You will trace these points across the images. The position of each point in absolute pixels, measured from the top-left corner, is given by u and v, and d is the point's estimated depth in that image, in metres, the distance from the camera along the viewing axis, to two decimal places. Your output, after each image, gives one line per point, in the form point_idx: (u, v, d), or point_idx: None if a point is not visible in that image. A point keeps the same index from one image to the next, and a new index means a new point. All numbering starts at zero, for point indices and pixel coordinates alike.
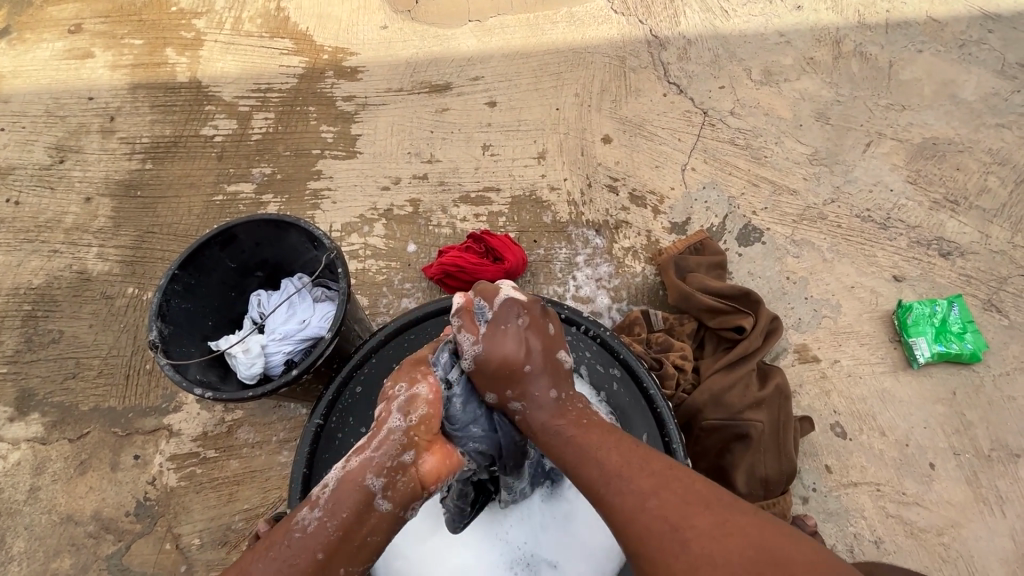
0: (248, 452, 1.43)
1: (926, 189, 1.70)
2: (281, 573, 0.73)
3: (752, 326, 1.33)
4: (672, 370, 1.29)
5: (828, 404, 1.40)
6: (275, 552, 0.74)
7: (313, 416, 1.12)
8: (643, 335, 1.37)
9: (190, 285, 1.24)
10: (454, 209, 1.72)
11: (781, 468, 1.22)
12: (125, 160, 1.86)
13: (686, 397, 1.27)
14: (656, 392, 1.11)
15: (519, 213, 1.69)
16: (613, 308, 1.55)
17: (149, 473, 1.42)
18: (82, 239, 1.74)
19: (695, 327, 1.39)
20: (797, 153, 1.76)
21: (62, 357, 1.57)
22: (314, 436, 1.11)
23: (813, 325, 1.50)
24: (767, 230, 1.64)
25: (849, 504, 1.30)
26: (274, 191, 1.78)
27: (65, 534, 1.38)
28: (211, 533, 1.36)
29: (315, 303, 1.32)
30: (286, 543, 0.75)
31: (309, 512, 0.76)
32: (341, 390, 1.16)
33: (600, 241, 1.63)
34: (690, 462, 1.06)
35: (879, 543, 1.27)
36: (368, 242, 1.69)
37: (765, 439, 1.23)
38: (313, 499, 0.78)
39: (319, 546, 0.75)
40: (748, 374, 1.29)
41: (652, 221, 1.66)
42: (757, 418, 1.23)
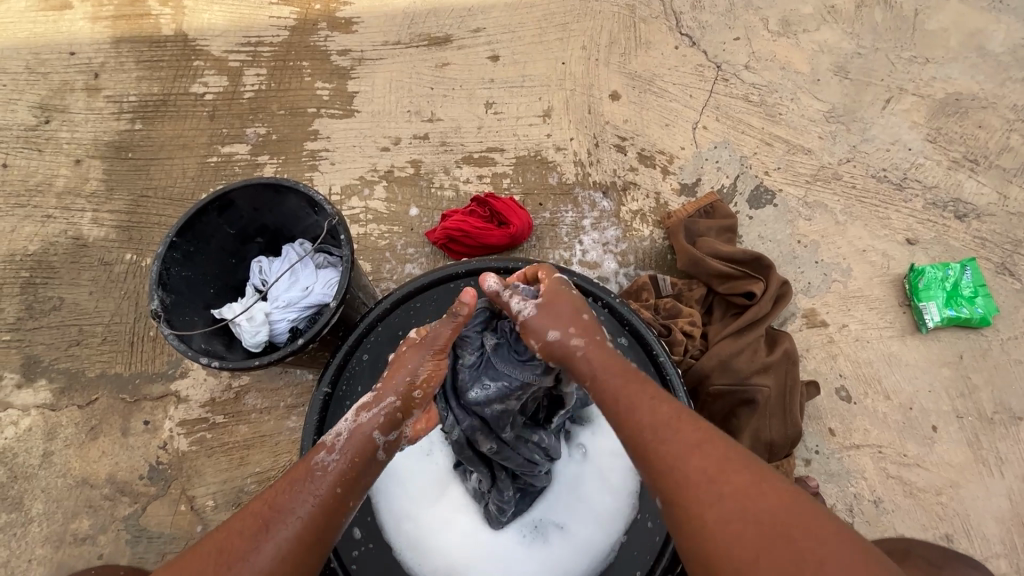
0: (257, 417, 1.44)
1: (945, 147, 1.64)
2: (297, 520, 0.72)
3: (762, 291, 1.28)
4: (680, 336, 1.25)
5: (834, 367, 1.40)
6: (299, 487, 0.74)
7: (321, 383, 1.12)
8: (651, 301, 1.33)
9: (189, 253, 1.20)
10: (457, 170, 1.67)
11: (786, 432, 1.23)
12: (113, 120, 1.79)
13: (694, 363, 1.23)
14: (666, 359, 1.11)
15: (524, 174, 1.64)
16: (620, 272, 1.51)
17: (159, 438, 1.44)
18: (75, 203, 1.69)
19: (704, 293, 1.33)
20: (813, 110, 1.69)
21: (64, 324, 1.56)
22: (322, 404, 1.11)
23: (823, 289, 1.48)
24: (779, 192, 1.59)
25: (851, 466, 1.32)
26: (270, 152, 1.72)
27: (81, 497, 1.40)
28: (225, 495, 1.39)
29: (317, 269, 1.30)
30: (308, 481, 0.75)
31: (327, 454, 0.78)
32: (348, 358, 1.15)
33: (607, 203, 1.59)
34: None
35: (878, 503, 1.29)
36: (369, 205, 1.64)
37: (771, 403, 1.24)
38: (329, 444, 0.79)
39: (337, 482, 0.76)
40: (756, 339, 1.26)
41: (661, 183, 1.61)
42: (764, 383, 1.23)
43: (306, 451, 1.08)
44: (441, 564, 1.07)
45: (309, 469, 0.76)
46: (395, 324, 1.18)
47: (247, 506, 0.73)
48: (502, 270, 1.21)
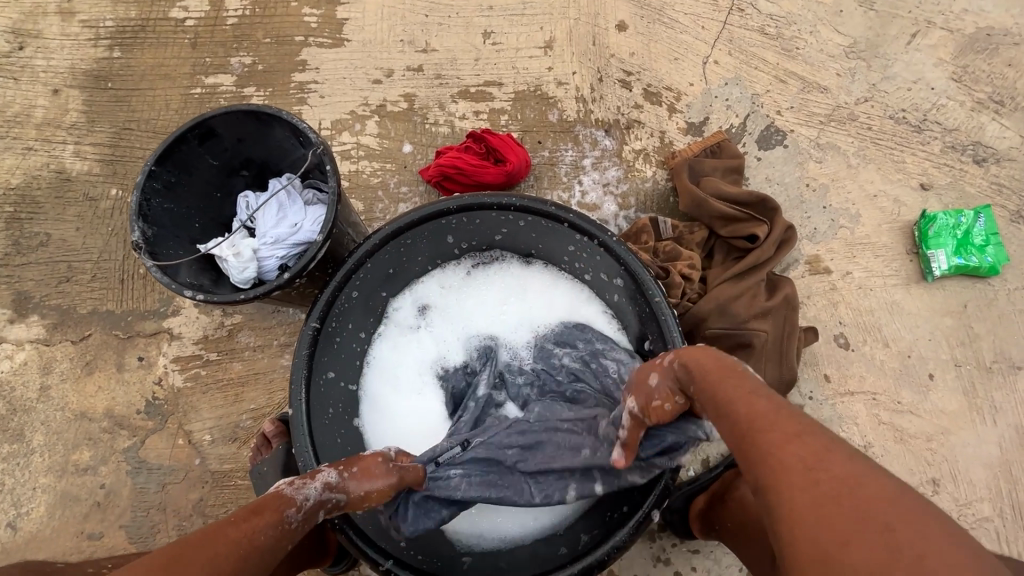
0: (251, 355, 1.44)
1: (971, 87, 1.54)
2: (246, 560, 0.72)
3: (765, 235, 1.23)
4: (678, 279, 1.21)
5: (834, 315, 1.38)
6: (259, 530, 0.76)
7: (309, 319, 1.06)
8: (650, 244, 1.29)
9: (170, 184, 1.15)
10: (452, 105, 1.58)
11: (780, 376, 1.22)
12: (90, 47, 1.69)
13: (691, 306, 1.21)
14: (662, 301, 1.04)
15: (522, 110, 1.56)
16: (620, 215, 1.46)
17: (154, 374, 1.44)
18: (55, 135, 1.63)
19: (705, 236, 1.29)
20: (833, 44, 1.58)
21: (53, 260, 1.53)
22: (311, 340, 1.05)
23: (829, 235, 1.44)
24: (790, 132, 1.52)
25: (843, 411, 1.32)
26: (256, 83, 1.63)
27: (81, 429, 1.42)
28: (221, 430, 1.40)
29: (305, 206, 1.26)
30: (268, 529, 0.77)
31: (295, 513, 0.81)
32: (336, 294, 1.09)
33: (609, 142, 1.52)
34: None
35: (867, 448, 1.29)
36: (361, 141, 1.58)
37: (768, 347, 1.22)
38: (297, 502, 0.82)
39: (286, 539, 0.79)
40: (756, 284, 1.23)
41: (666, 121, 1.53)
42: (762, 328, 1.21)
43: (296, 387, 1.03)
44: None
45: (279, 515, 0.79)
46: (386, 261, 1.14)
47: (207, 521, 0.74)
48: (495, 207, 1.11)
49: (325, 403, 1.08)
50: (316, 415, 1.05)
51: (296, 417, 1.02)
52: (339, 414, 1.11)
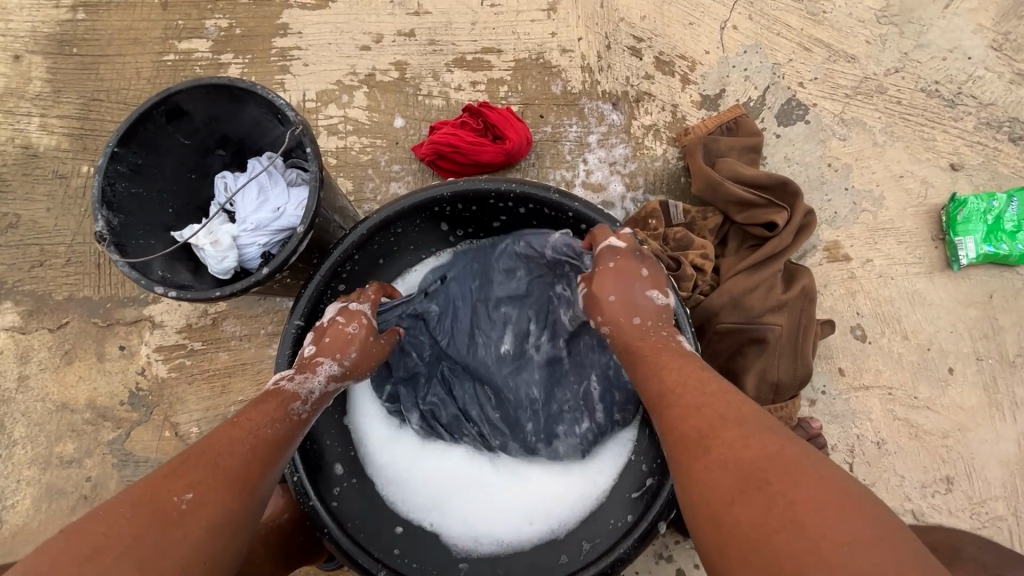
0: (237, 345, 1.37)
1: (1011, 57, 1.42)
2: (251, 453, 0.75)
3: (784, 222, 1.14)
4: (690, 271, 1.11)
5: (852, 305, 1.31)
6: (262, 422, 0.78)
7: (292, 316, 0.98)
8: (659, 229, 1.21)
9: (137, 166, 1.05)
10: (447, 75, 1.46)
11: (795, 373, 1.16)
12: (51, 7, 1.55)
13: (703, 300, 1.13)
14: (677, 301, 0.96)
15: (523, 81, 1.44)
16: (627, 197, 1.36)
17: (137, 364, 1.38)
18: (19, 106, 1.51)
19: (719, 221, 1.20)
20: (864, 8, 1.45)
21: (24, 243, 1.44)
22: (296, 339, 0.99)
23: (850, 219, 1.34)
24: (813, 106, 1.40)
25: (857, 407, 1.26)
26: (234, 49, 1.50)
27: (63, 421, 1.37)
28: (209, 422, 1.35)
29: (288, 189, 1.17)
30: (273, 420, 0.80)
31: (302, 405, 0.84)
32: (322, 289, 1.01)
33: (617, 117, 1.40)
34: None
35: (880, 445, 1.24)
36: (349, 114, 1.46)
37: (782, 342, 1.15)
38: (302, 395, 0.84)
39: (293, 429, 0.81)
40: (773, 276, 1.15)
41: (679, 93, 1.41)
42: (776, 322, 1.14)
43: None
44: (422, 498, 1.05)
45: (284, 411, 0.81)
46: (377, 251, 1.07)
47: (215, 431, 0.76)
48: (492, 194, 1.02)
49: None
50: None
51: None
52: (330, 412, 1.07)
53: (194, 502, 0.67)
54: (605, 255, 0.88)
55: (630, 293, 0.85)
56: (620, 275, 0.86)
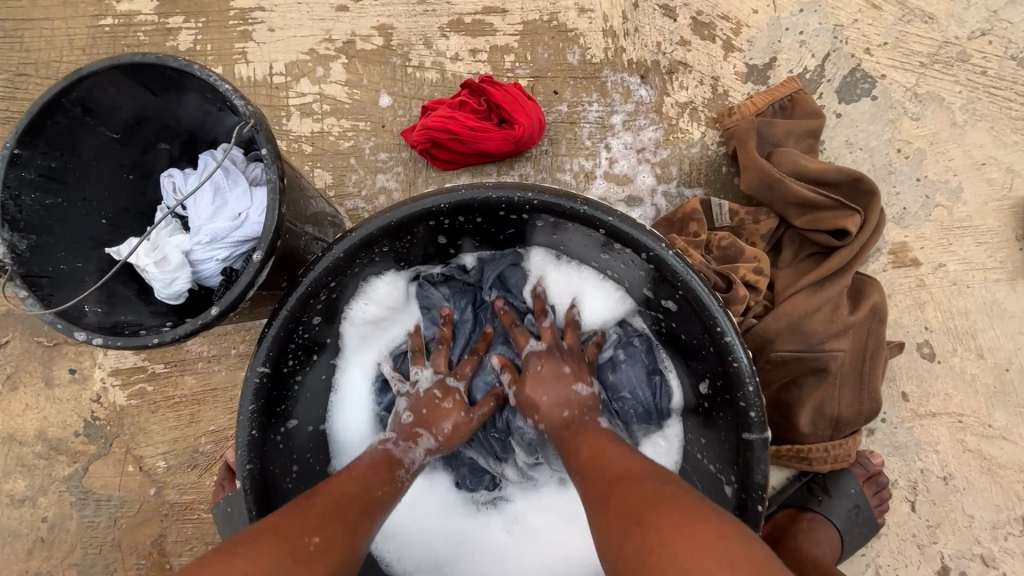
0: (205, 367, 1.18)
1: None
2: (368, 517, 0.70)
3: (856, 229, 0.94)
4: (743, 292, 0.92)
5: (920, 318, 1.12)
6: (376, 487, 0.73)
7: (255, 364, 0.76)
8: (701, 235, 1.00)
9: (51, 170, 0.84)
10: (441, 42, 1.22)
11: (859, 407, 0.98)
12: None
13: (756, 325, 0.94)
14: (735, 342, 0.72)
15: (533, 48, 1.19)
16: (658, 191, 1.15)
17: (91, 390, 1.20)
18: None
19: (773, 226, 0.99)
20: None
21: None
22: (259, 391, 0.77)
23: (921, 216, 1.14)
24: (882, 78, 1.17)
25: (922, 437, 1.09)
26: (184, 11, 1.25)
27: (11, 455, 1.20)
28: (177, 456, 1.18)
29: (251, 189, 0.96)
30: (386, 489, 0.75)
31: (407, 473, 0.78)
32: (292, 327, 0.79)
33: (646, 92, 1.17)
34: (768, 436, 0.72)
35: (947, 480, 1.08)
36: (325, 90, 1.23)
37: (846, 371, 0.97)
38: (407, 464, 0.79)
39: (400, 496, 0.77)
40: (840, 293, 0.95)
41: (721, 63, 1.17)
42: (841, 348, 0.95)
43: (241, 455, 0.76)
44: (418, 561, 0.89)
45: (390, 475, 0.76)
46: (359, 273, 0.85)
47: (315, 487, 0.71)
48: (502, 203, 0.79)
49: (284, 463, 0.83)
50: (272, 483, 0.80)
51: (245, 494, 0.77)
52: (306, 468, 0.87)
53: (323, 544, 0.62)
54: (529, 361, 0.83)
55: (562, 391, 0.79)
56: (548, 377, 0.80)
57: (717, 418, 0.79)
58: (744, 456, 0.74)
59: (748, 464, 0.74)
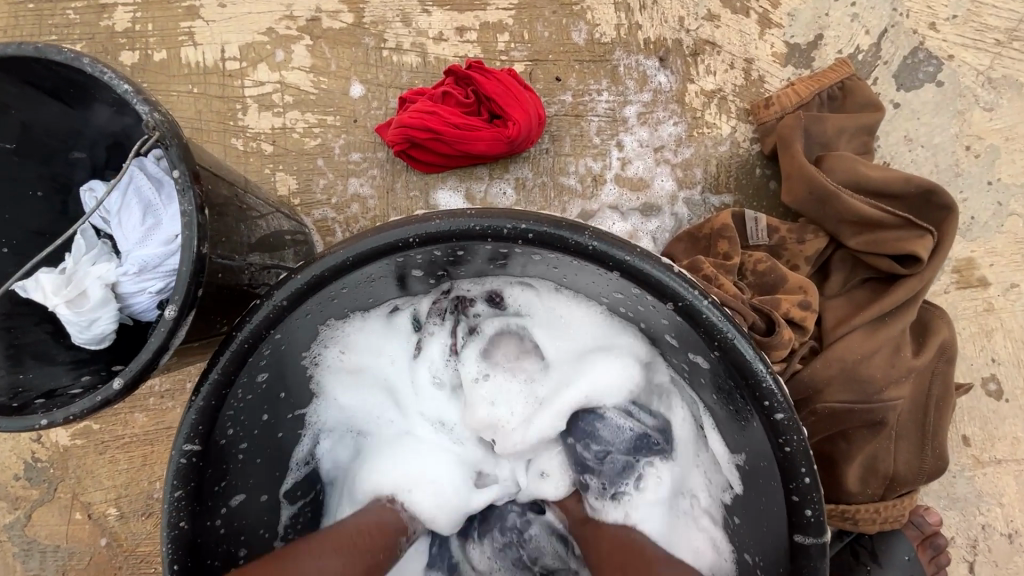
0: (157, 404, 1.04)
1: None
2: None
3: (926, 254, 0.76)
4: (787, 334, 0.75)
5: (986, 349, 0.95)
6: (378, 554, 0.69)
7: (178, 442, 0.62)
8: (735, 256, 0.83)
9: None
10: (421, 17, 1.02)
11: (919, 464, 0.82)
12: None
13: (801, 372, 0.78)
14: (788, 420, 0.58)
15: (531, 25, 1.00)
16: (680, 198, 0.97)
17: (31, 428, 1.06)
18: None
19: (822, 247, 0.82)
20: None
21: None
22: (187, 474, 0.63)
23: (992, 227, 0.96)
24: (950, 59, 0.97)
25: (984, 488, 0.94)
26: None
27: None
28: (130, 503, 1.05)
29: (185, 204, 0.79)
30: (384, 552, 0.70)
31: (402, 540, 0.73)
32: (226, 393, 0.64)
33: (666, 78, 0.98)
34: (828, 539, 0.59)
35: (1013, 538, 0.93)
36: (286, 79, 1.04)
37: (904, 422, 0.82)
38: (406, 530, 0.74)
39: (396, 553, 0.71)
40: (902, 331, 0.78)
41: (756, 42, 0.98)
42: (901, 397, 0.79)
43: (168, 550, 0.62)
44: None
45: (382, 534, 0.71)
46: (308, 321, 0.67)
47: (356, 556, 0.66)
48: (485, 236, 0.61)
49: (226, 552, 0.69)
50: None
51: None
52: (256, 551, 0.73)
53: None
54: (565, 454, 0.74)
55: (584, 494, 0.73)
56: None
57: (757, 498, 0.64)
58: (793, 556, 0.61)
59: (797, 569, 0.61)
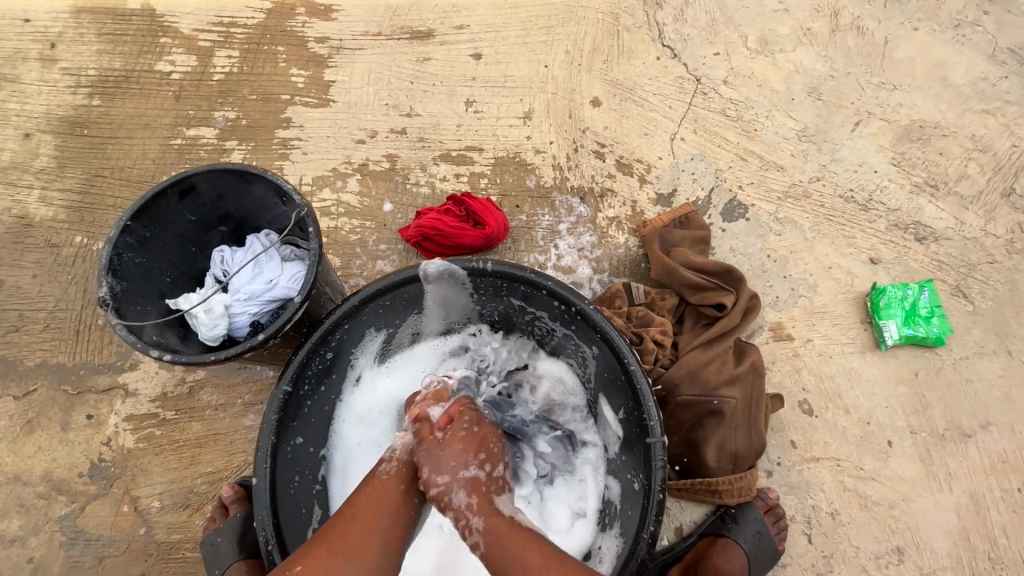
0: (211, 414, 1.37)
1: (909, 172, 1.69)
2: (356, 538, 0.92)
3: (731, 304, 1.31)
4: (651, 345, 1.26)
5: (797, 381, 1.43)
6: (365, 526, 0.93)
7: (281, 382, 1.02)
8: (623, 309, 1.34)
9: (144, 238, 1.13)
10: (433, 167, 1.63)
11: (751, 444, 1.24)
12: (69, 94, 1.70)
13: (663, 372, 1.26)
14: (637, 369, 1.04)
15: (502, 174, 1.62)
16: (594, 279, 1.51)
17: (103, 434, 1.35)
18: (22, 179, 1.60)
19: (676, 302, 1.35)
20: (787, 128, 1.73)
21: (3, 308, 1.46)
22: (281, 404, 1.01)
23: (790, 303, 1.51)
24: (752, 206, 1.62)
25: (810, 478, 1.34)
26: (239, 137, 1.66)
27: (13, 495, 1.31)
28: (171, 496, 1.31)
29: (283, 262, 1.25)
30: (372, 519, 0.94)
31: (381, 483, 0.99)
32: (311, 356, 1.06)
33: (584, 209, 1.58)
34: (666, 438, 1.01)
35: (835, 515, 1.32)
36: (342, 198, 1.60)
37: (738, 415, 1.25)
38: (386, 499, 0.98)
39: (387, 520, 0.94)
40: (724, 351, 1.28)
41: (638, 191, 1.62)
42: (730, 395, 1.24)
43: (260, 453, 0.98)
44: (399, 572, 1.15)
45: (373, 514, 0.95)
46: (364, 323, 1.13)
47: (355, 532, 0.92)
48: (472, 271, 1.12)
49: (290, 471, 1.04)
50: (279, 486, 1.01)
51: (258, 488, 0.97)
52: (303, 482, 1.08)
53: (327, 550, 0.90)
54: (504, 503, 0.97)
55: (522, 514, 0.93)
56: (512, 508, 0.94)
57: (629, 427, 1.08)
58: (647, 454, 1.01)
59: (651, 464, 1.01)
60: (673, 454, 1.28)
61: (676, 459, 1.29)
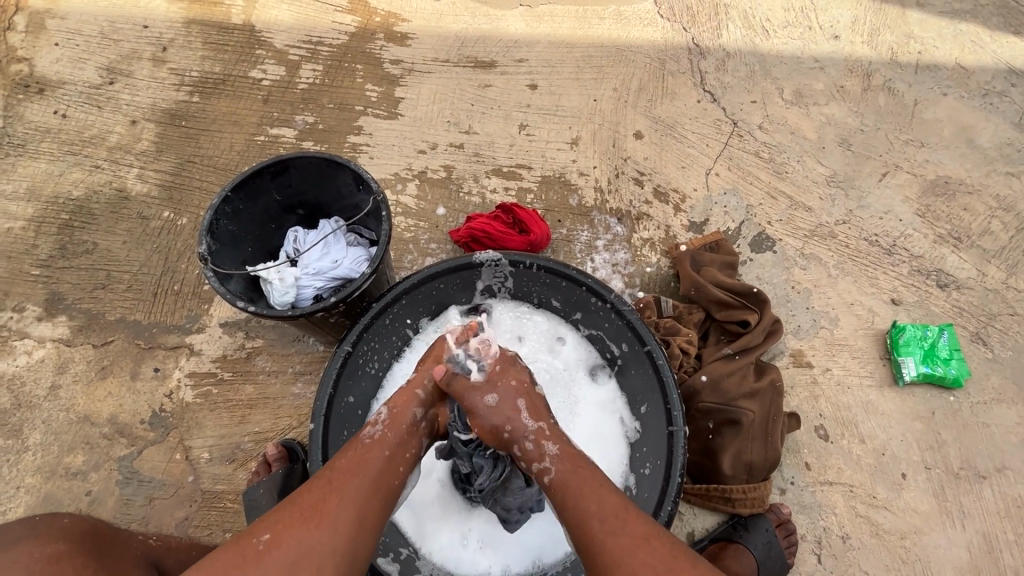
0: (263, 379, 1.49)
1: (933, 223, 1.78)
2: (360, 484, 0.88)
3: (755, 323, 1.41)
4: (676, 352, 1.37)
5: (815, 407, 1.49)
6: (355, 454, 0.92)
7: (345, 341, 1.16)
8: (652, 319, 1.44)
9: (238, 209, 1.30)
10: (485, 180, 1.79)
11: (766, 455, 1.31)
12: (173, 90, 1.92)
13: (686, 377, 1.36)
14: (665, 362, 1.14)
15: (547, 192, 1.77)
16: (626, 291, 1.62)
17: (167, 386, 1.48)
18: (124, 158, 1.81)
19: (702, 317, 1.46)
20: (817, 172, 1.84)
21: (94, 268, 1.64)
22: (342, 361, 1.15)
23: (811, 333, 1.59)
24: (780, 241, 1.72)
25: (823, 500, 1.39)
26: (315, 139, 1.85)
27: (81, 432, 1.44)
28: (220, 450, 1.42)
29: (348, 246, 1.38)
30: (358, 447, 0.94)
31: (372, 429, 0.97)
32: (373, 322, 1.20)
33: (620, 229, 1.71)
34: (687, 427, 1.11)
35: (844, 538, 1.36)
36: (400, 200, 1.76)
37: (756, 427, 1.31)
38: (372, 420, 0.99)
39: (385, 447, 0.94)
40: (745, 366, 1.37)
41: (672, 217, 1.74)
42: (749, 407, 1.31)
43: (321, 402, 1.12)
44: (449, 541, 1.20)
45: (357, 443, 0.94)
46: (419, 300, 1.27)
47: (364, 485, 0.88)
48: (520, 264, 1.26)
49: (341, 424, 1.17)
50: (331, 436, 1.13)
51: (314, 433, 1.10)
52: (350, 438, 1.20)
53: (322, 510, 0.83)
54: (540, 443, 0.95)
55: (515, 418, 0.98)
56: (533, 408, 1.00)
57: (652, 418, 1.18)
58: (669, 441, 1.10)
59: (672, 449, 1.10)
60: (690, 460, 1.35)
61: (693, 465, 1.35)
